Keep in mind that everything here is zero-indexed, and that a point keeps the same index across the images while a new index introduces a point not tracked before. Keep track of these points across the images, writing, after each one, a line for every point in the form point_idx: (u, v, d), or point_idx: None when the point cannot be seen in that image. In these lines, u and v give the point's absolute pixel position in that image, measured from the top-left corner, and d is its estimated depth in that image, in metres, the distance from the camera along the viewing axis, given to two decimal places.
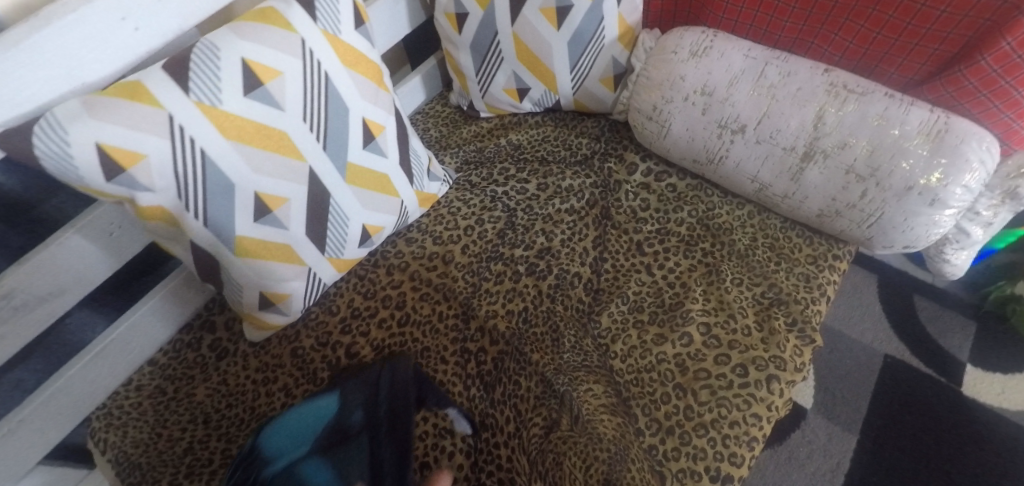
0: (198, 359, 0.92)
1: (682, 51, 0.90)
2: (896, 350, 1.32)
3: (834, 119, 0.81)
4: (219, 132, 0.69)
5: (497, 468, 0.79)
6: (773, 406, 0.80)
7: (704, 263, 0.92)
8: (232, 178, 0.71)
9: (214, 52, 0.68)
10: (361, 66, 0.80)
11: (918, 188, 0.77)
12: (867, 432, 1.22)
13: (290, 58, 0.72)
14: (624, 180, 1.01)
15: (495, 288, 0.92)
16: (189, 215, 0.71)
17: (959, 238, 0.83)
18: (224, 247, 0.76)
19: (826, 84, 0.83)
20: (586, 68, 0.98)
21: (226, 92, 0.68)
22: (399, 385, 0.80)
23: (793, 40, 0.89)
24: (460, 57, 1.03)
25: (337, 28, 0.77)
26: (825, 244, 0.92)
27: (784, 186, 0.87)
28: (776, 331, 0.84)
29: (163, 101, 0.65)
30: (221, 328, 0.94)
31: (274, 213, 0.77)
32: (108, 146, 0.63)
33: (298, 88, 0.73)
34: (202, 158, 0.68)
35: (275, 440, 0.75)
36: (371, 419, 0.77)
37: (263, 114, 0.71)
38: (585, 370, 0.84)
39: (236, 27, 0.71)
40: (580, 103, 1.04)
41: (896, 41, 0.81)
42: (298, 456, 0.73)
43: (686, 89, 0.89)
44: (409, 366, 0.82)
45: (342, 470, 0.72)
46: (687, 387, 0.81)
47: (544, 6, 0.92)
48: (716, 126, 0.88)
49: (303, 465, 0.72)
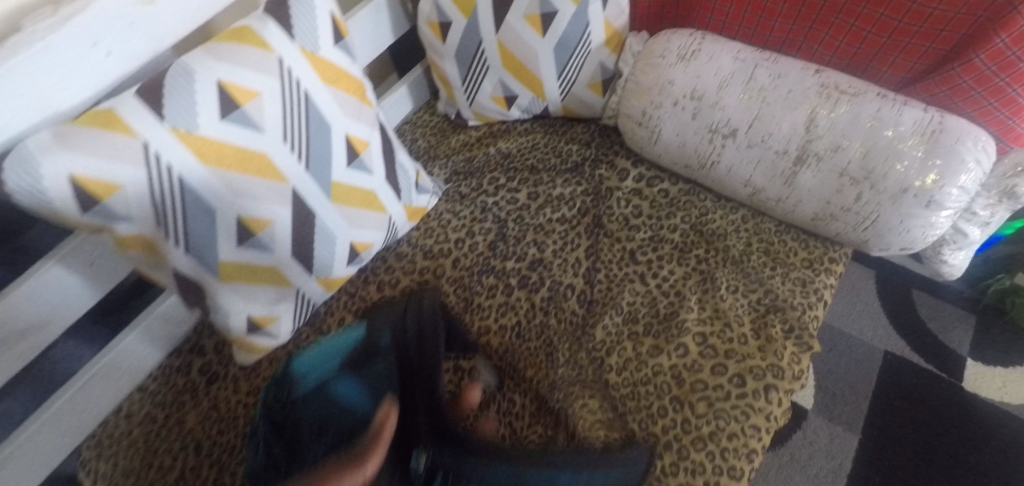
0: (188, 384, 0.91)
1: (670, 55, 0.88)
2: (896, 346, 1.31)
3: (826, 121, 0.79)
4: (196, 158, 0.67)
5: None
6: (771, 416, 0.78)
7: (698, 271, 0.91)
8: (213, 203, 0.70)
9: (188, 75, 0.67)
10: (342, 82, 0.78)
11: (913, 190, 0.76)
12: (869, 431, 1.22)
13: (267, 78, 0.71)
14: (615, 186, 0.99)
15: (486, 302, 0.91)
16: (169, 242, 0.70)
17: (957, 238, 0.82)
18: (208, 272, 0.74)
19: (817, 85, 0.81)
20: (573, 73, 0.96)
21: (202, 115, 0.67)
22: (427, 312, 0.81)
23: (783, 40, 0.87)
24: (446, 66, 1.01)
25: (316, 45, 0.75)
26: (820, 248, 0.91)
27: (777, 190, 0.86)
28: (773, 338, 0.83)
29: (138, 128, 0.64)
30: (211, 352, 0.93)
31: (258, 235, 0.75)
32: (83, 177, 0.61)
33: (276, 108, 0.71)
34: (181, 184, 0.67)
35: (309, 361, 0.82)
36: (398, 341, 0.80)
37: (242, 136, 0.69)
38: (580, 385, 0.84)
39: (212, 49, 0.69)
40: (569, 109, 1.03)
41: (887, 40, 0.79)
42: (331, 375, 0.80)
43: (675, 94, 0.87)
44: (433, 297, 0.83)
45: (373, 388, 0.79)
46: (684, 400, 0.80)
47: (528, 13, 0.90)
48: (706, 130, 0.86)
49: (336, 384, 0.79)
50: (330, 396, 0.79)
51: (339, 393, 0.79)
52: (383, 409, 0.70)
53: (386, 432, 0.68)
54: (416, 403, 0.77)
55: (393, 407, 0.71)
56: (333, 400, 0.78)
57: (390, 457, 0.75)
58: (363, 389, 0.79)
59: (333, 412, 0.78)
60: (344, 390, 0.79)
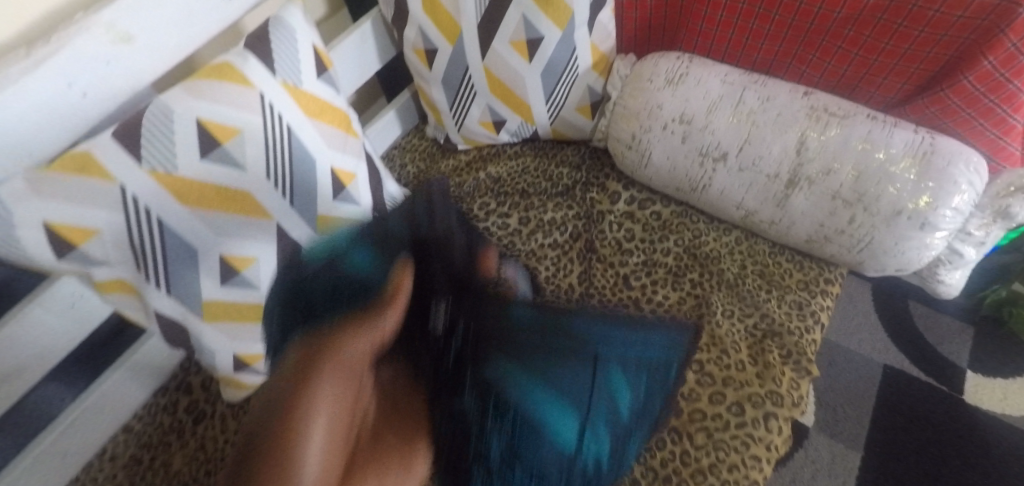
0: (175, 424, 0.89)
1: (658, 79, 0.87)
2: (895, 359, 1.30)
3: (817, 143, 0.78)
4: (176, 200, 0.66)
5: None
6: (772, 446, 0.78)
7: (693, 295, 0.90)
8: (194, 243, 0.68)
9: (167, 115, 0.65)
10: (326, 115, 0.77)
11: (907, 212, 0.74)
12: (871, 448, 1.20)
13: (249, 115, 0.69)
14: (607, 210, 0.98)
15: None
16: (151, 285, 0.69)
17: (952, 259, 0.81)
18: (193, 313, 0.73)
19: (806, 108, 0.80)
20: (561, 97, 0.95)
21: (181, 155, 0.65)
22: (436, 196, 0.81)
23: (770, 62, 0.87)
24: (433, 92, 1.01)
25: (298, 79, 0.74)
26: (815, 269, 0.90)
27: (770, 212, 0.85)
28: (771, 364, 0.82)
29: (115, 172, 0.63)
30: (198, 389, 0.92)
31: (242, 274, 0.73)
32: (57, 223, 0.61)
33: (258, 144, 0.70)
34: (160, 227, 0.66)
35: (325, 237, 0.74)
36: (413, 225, 0.72)
37: (223, 176, 0.68)
38: None
39: (191, 86, 0.68)
40: (558, 132, 1.02)
41: (875, 62, 0.78)
42: (351, 246, 0.70)
43: (664, 117, 0.86)
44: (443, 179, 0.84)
45: (389, 256, 0.68)
46: (683, 430, 0.79)
47: (515, 39, 0.88)
48: (697, 154, 0.85)
49: (349, 253, 0.68)
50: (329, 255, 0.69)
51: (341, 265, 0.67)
52: (398, 266, 0.66)
53: (403, 296, 0.63)
54: (434, 263, 0.69)
55: (409, 263, 0.66)
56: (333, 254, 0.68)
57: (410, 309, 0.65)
58: (375, 251, 0.69)
59: (343, 275, 0.66)
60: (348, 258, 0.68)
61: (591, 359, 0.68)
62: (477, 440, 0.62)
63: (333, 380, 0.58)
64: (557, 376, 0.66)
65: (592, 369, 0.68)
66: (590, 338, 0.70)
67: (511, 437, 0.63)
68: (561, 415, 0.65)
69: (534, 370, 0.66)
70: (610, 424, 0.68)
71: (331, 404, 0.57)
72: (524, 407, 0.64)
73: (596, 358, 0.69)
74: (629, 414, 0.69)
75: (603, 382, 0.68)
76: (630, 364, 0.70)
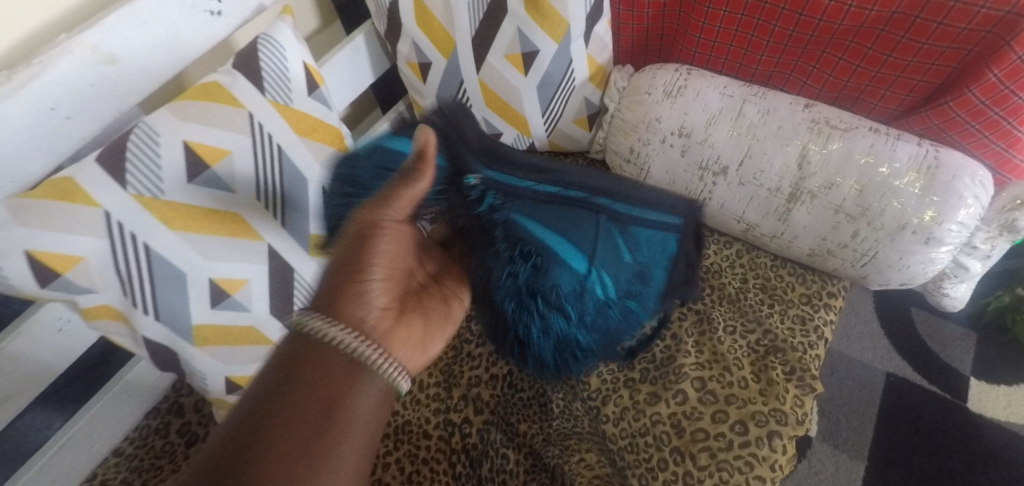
0: (167, 447, 0.87)
1: (655, 92, 0.86)
2: (898, 367, 1.28)
3: (819, 157, 0.77)
4: (164, 224, 0.65)
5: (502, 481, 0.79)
6: (776, 465, 0.76)
7: (694, 310, 0.89)
8: (183, 268, 0.67)
9: (153, 138, 0.64)
10: (318, 132, 0.75)
11: (912, 227, 0.73)
12: (875, 458, 1.19)
13: (238, 135, 0.68)
14: None
15: (476, 351, 0.90)
16: (138, 310, 0.68)
17: (957, 272, 0.79)
18: (181, 338, 0.71)
19: (807, 121, 0.79)
20: (558, 110, 0.93)
21: (167, 178, 0.65)
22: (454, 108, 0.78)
23: (770, 74, 0.85)
24: (428, 106, 0.98)
25: (288, 98, 0.73)
26: (818, 281, 0.89)
27: (771, 226, 0.83)
28: (774, 382, 0.81)
29: (99, 198, 0.62)
30: (190, 412, 0.91)
31: (233, 296, 0.71)
32: (40, 252, 0.59)
33: (247, 164, 0.69)
34: (147, 252, 0.65)
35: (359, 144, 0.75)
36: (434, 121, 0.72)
37: (212, 198, 0.67)
38: (576, 438, 0.81)
39: (177, 107, 0.66)
40: (555, 145, 0.99)
41: (877, 73, 0.77)
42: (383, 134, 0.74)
43: (662, 131, 0.85)
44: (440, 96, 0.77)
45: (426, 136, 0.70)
46: (685, 450, 0.78)
47: (509, 52, 0.87)
48: (696, 168, 0.84)
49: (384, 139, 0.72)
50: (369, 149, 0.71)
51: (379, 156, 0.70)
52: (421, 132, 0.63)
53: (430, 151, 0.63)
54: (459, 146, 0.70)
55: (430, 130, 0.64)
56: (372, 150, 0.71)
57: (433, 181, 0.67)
58: (406, 141, 0.71)
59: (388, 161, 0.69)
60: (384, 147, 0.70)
61: (599, 216, 0.69)
62: (503, 264, 0.64)
63: (388, 241, 0.64)
64: (567, 223, 0.68)
65: (596, 235, 0.69)
66: (614, 192, 0.71)
67: (537, 265, 0.65)
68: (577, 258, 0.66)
69: (558, 229, 0.67)
70: (612, 302, 0.69)
71: (387, 257, 0.64)
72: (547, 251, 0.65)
73: (592, 233, 0.68)
74: (625, 273, 0.70)
75: (608, 232, 0.69)
76: (625, 258, 0.70)
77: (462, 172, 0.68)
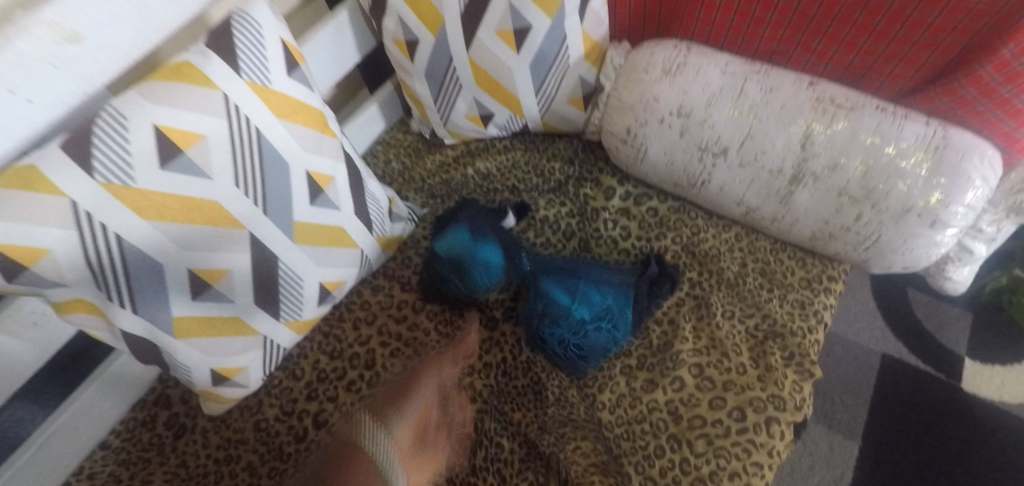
0: (154, 440, 0.83)
1: (654, 69, 0.82)
2: (894, 348, 1.26)
3: (823, 138, 0.74)
4: (136, 213, 0.62)
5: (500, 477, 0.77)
6: (775, 451, 0.74)
7: (692, 295, 0.87)
8: (160, 259, 0.65)
9: (121, 123, 0.61)
10: (300, 115, 0.72)
11: (917, 210, 0.71)
12: (868, 438, 1.18)
13: (212, 118, 0.64)
14: (601, 206, 0.94)
15: (469, 338, 0.88)
16: (115, 304, 0.65)
17: (962, 256, 0.78)
18: (162, 330, 0.69)
19: (811, 99, 0.75)
20: (551, 90, 0.90)
21: (138, 166, 0.61)
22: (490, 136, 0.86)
23: (773, 50, 0.82)
24: (416, 85, 0.95)
25: (266, 78, 0.68)
26: (818, 266, 0.86)
27: (772, 209, 0.81)
28: (773, 367, 0.79)
29: (64, 188, 0.59)
30: (178, 403, 0.85)
31: (214, 287, 0.70)
32: (5, 246, 0.57)
33: (224, 150, 0.65)
34: (119, 244, 0.62)
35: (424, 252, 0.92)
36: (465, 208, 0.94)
37: (187, 186, 0.64)
38: (570, 426, 0.80)
39: (146, 89, 0.62)
40: (549, 125, 0.97)
41: (885, 50, 0.74)
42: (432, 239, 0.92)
43: (660, 111, 0.82)
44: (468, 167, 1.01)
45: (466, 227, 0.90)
46: (682, 438, 0.76)
47: (500, 28, 0.83)
48: (696, 149, 0.81)
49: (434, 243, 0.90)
50: (448, 248, 0.88)
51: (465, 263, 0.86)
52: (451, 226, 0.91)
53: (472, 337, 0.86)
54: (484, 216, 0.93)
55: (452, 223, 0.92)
56: (450, 250, 0.87)
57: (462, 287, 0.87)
58: (476, 235, 0.89)
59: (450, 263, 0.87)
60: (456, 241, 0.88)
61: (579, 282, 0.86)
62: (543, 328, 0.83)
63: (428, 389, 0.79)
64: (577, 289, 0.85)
65: (573, 290, 0.85)
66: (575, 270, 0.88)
67: (557, 321, 0.83)
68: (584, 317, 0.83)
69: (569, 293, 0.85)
70: (597, 329, 0.82)
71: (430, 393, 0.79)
72: (553, 308, 0.84)
73: (566, 288, 0.86)
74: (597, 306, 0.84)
75: (585, 289, 0.85)
76: (597, 300, 0.85)
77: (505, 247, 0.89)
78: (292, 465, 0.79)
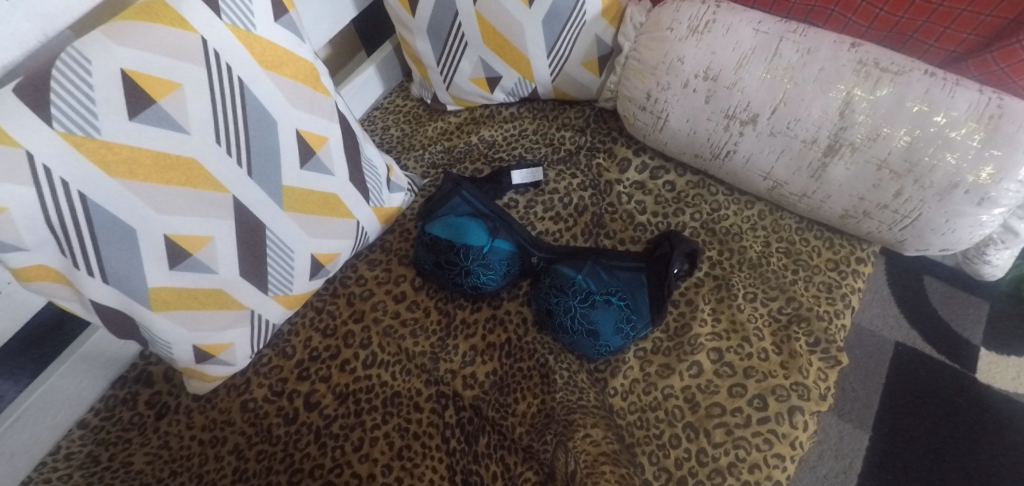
0: (135, 419, 0.77)
1: (679, 27, 0.75)
2: (907, 336, 1.13)
3: (864, 104, 0.67)
4: (102, 169, 0.56)
5: (502, 470, 0.71)
6: (797, 443, 0.69)
7: (712, 276, 0.81)
8: (131, 223, 0.59)
9: (84, 65, 0.54)
10: (288, 67, 0.66)
11: (965, 186, 0.64)
12: (880, 428, 1.06)
13: (190, 66, 0.59)
14: (615, 179, 0.88)
15: (471, 317, 0.82)
16: (82, 272, 0.59)
17: (1005, 238, 0.71)
18: (136, 302, 0.62)
19: (853, 62, 0.69)
20: (565, 49, 0.83)
21: (104, 116, 0.55)
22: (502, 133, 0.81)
23: (810, 9, 0.75)
24: (418, 43, 0.88)
25: (250, 22, 0.62)
26: (847, 246, 0.80)
27: (802, 184, 0.74)
28: (797, 353, 0.73)
29: (19, 138, 0.52)
30: (160, 380, 0.79)
31: (194, 255, 0.63)
32: None
33: (202, 101, 0.60)
34: (84, 202, 0.56)
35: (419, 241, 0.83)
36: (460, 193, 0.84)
37: (160, 139, 0.58)
38: (581, 412, 0.73)
39: (113, 29, 0.56)
40: (560, 91, 0.90)
41: (939, 7, 0.68)
42: (425, 226, 0.83)
43: (685, 74, 0.75)
44: (473, 139, 0.93)
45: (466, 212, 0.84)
46: (699, 426, 0.71)
47: None
48: (722, 115, 0.75)
49: (430, 229, 0.82)
50: (462, 240, 0.80)
51: (486, 257, 0.80)
52: (450, 207, 0.84)
53: None
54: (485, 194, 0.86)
55: (450, 204, 0.84)
56: (466, 243, 0.80)
57: (475, 270, 0.79)
58: (481, 225, 0.82)
59: (456, 245, 0.79)
60: (472, 234, 0.80)
61: (591, 261, 0.80)
62: (563, 311, 0.77)
63: None
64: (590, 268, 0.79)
65: (591, 274, 0.79)
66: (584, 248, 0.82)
67: (580, 299, 0.77)
68: (606, 308, 0.76)
69: (584, 270, 0.79)
70: (620, 334, 0.76)
71: None
72: (569, 285, 0.78)
73: (585, 273, 0.79)
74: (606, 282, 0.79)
75: (597, 268, 0.80)
76: (613, 284, 0.79)
77: (508, 227, 0.83)
78: (281, 449, 0.73)
